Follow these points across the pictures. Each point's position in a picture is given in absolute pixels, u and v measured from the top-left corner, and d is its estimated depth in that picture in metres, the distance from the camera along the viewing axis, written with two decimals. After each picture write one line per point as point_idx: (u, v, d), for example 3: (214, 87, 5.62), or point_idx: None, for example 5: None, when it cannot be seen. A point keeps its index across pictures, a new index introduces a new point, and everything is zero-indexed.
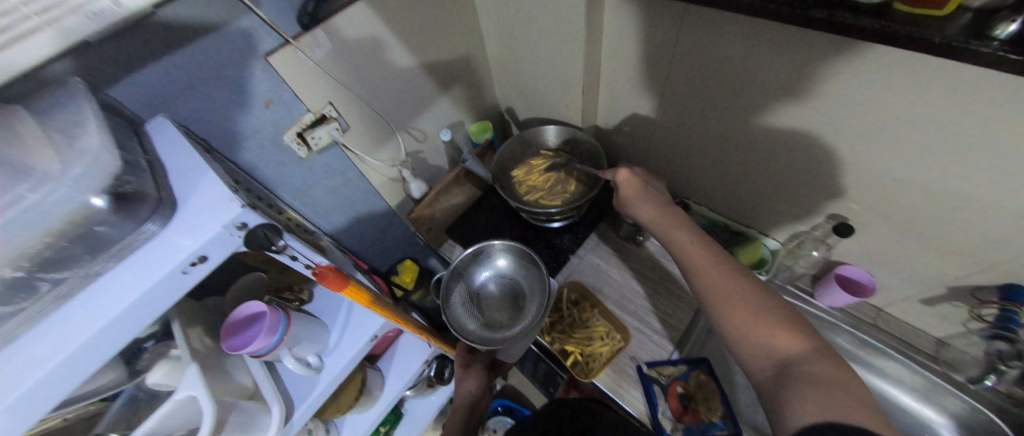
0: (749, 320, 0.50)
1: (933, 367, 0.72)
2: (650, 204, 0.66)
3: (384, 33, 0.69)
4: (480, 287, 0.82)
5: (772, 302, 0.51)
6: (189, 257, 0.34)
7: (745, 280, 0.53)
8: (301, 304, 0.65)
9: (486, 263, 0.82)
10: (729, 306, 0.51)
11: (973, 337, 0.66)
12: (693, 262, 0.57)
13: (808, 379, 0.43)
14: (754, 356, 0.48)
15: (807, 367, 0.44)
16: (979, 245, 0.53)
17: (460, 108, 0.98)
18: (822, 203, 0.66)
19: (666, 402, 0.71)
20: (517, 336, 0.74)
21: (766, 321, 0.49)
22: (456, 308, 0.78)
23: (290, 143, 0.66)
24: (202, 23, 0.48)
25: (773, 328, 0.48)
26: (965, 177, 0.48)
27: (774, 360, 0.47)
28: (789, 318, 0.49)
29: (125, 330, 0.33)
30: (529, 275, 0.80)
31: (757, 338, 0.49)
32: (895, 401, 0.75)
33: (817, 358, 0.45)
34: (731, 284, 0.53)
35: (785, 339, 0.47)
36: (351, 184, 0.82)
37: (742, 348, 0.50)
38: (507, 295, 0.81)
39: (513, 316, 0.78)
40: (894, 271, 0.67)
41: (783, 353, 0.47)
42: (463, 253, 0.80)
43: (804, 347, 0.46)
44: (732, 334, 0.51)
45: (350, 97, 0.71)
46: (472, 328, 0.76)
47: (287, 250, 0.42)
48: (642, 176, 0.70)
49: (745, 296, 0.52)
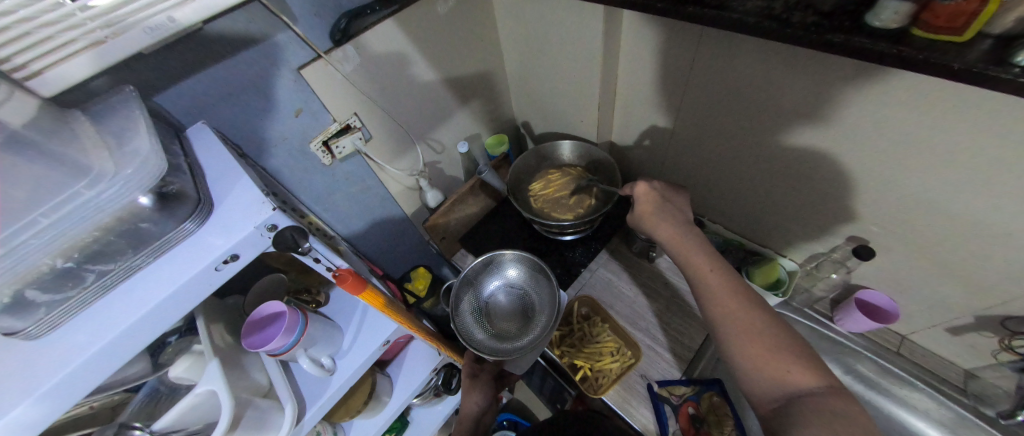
0: (760, 350, 0.49)
1: (959, 399, 0.69)
2: (668, 224, 0.65)
3: (409, 49, 0.72)
4: (490, 297, 0.82)
5: (784, 335, 0.50)
6: (221, 255, 0.36)
7: (758, 309, 0.52)
8: (318, 306, 0.67)
9: (497, 272, 0.83)
10: (740, 334, 0.51)
11: (1004, 369, 0.63)
12: (708, 287, 0.57)
13: (814, 412, 0.42)
14: (761, 387, 0.48)
15: (814, 401, 0.43)
16: (1008, 273, 0.52)
17: (478, 120, 1.01)
18: (841, 225, 0.65)
19: (677, 423, 0.69)
20: (524, 347, 0.74)
21: (778, 354, 0.48)
22: (465, 317, 0.78)
23: (316, 151, 0.69)
24: (244, 37, 0.52)
25: (783, 359, 0.48)
26: (991, 201, 0.46)
27: (783, 393, 0.46)
28: (802, 353, 0.48)
29: (161, 322, 0.35)
30: (539, 286, 0.81)
31: (768, 371, 0.48)
32: (921, 434, 0.70)
33: (829, 395, 0.44)
34: (744, 313, 0.52)
35: (796, 373, 0.46)
36: (371, 191, 0.85)
37: (749, 378, 0.49)
38: (518, 307, 0.81)
39: (522, 328, 0.78)
40: (918, 297, 0.65)
41: (792, 387, 0.46)
42: (474, 262, 0.81)
43: (814, 383, 0.45)
44: (741, 362, 0.50)
45: (374, 108, 0.74)
46: (480, 337, 0.76)
47: (311, 252, 0.44)
48: (664, 192, 0.69)
49: (757, 326, 0.51)
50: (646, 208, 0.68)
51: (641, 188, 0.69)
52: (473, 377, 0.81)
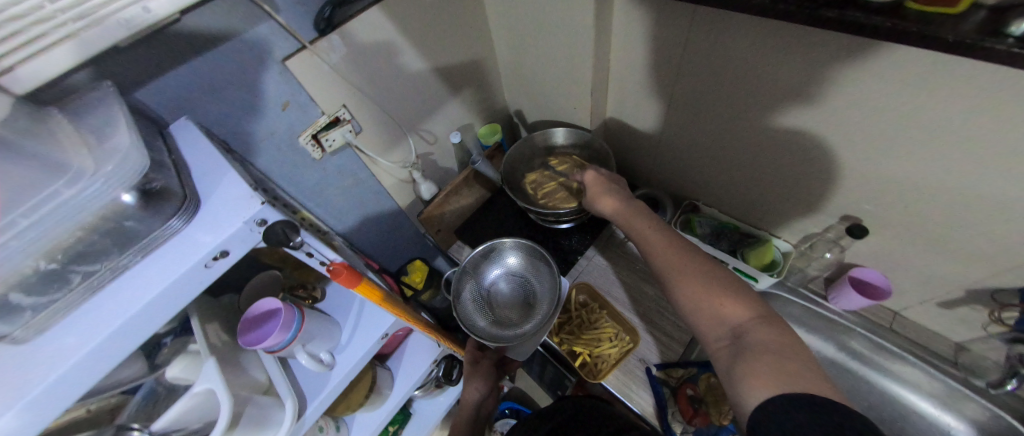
0: (704, 298, 0.49)
1: (952, 373, 0.69)
2: (615, 198, 0.67)
3: (397, 37, 0.70)
4: (491, 285, 0.82)
5: (725, 282, 0.50)
6: (212, 251, 0.35)
7: (701, 263, 0.53)
8: (313, 302, 0.66)
9: (497, 261, 0.83)
10: (685, 287, 0.51)
11: (994, 341, 0.64)
12: (650, 247, 0.58)
13: (757, 350, 0.42)
14: (711, 333, 0.47)
15: (757, 339, 0.44)
16: (997, 246, 0.52)
17: (470, 109, 0.99)
18: (835, 205, 0.65)
19: (676, 404, 0.72)
20: (527, 334, 0.74)
21: (721, 300, 0.48)
22: (467, 305, 0.78)
23: (305, 145, 0.68)
24: (225, 29, 0.50)
25: (720, 298, 0.49)
26: (983, 177, 0.46)
27: (731, 336, 0.46)
28: (741, 292, 0.49)
29: (150, 322, 0.34)
30: (540, 273, 0.80)
31: (714, 317, 0.48)
32: (911, 406, 0.71)
33: (769, 328, 0.44)
34: (687, 267, 0.53)
35: (739, 315, 0.47)
36: (363, 184, 0.84)
37: (699, 328, 0.49)
38: (519, 294, 0.81)
39: (522, 314, 0.79)
40: (910, 274, 0.66)
41: (738, 328, 0.46)
42: (475, 250, 0.80)
43: (754, 318, 0.46)
44: (692, 315, 0.50)
45: (363, 100, 0.72)
46: (483, 325, 0.77)
47: (304, 247, 0.43)
48: (609, 176, 0.72)
49: (700, 276, 0.51)
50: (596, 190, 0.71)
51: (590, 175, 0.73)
52: (476, 364, 0.82)
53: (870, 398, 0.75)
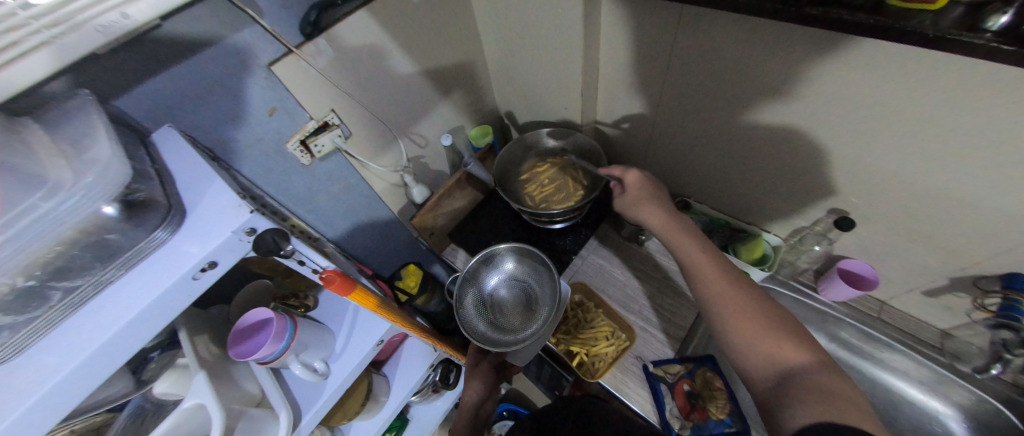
0: (753, 328, 0.51)
1: (937, 358, 0.70)
2: (659, 211, 0.67)
3: (384, 40, 0.69)
4: (493, 292, 0.82)
5: (774, 314, 0.52)
6: (199, 263, 0.34)
7: (748, 293, 0.54)
8: (305, 310, 0.64)
9: (498, 267, 0.83)
10: (734, 315, 0.53)
11: (977, 327, 0.66)
12: (702, 273, 0.58)
13: (805, 387, 0.43)
14: (757, 365, 0.49)
15: (805, 376, 0.45)
16: (977, 235, 0.54)
17: (460, 112, 0.99)
18: (822, 198, 0.66)
19: (673, 400, 0.72)
20: (527, 338, 0.73)
21: (770, 332, 0.50)
22: (468, 311, 0.78)
23: (294, 151, 0.67)
24: (206, 35, 0.49)
25: (769, 331, 0.50)
26: (963, 167, 0.48)
27: (777, 370, 0.47)
28: (794, 333, 0.50)
29: (136, 336, 0.33)
30: (541, 278, 0.80)
31: (761, 348, 0.49)
32: (901, 394, 0.73)
33: (821, 372, 0.45)
34: (735, 295, 0.54)
35: (788, 350, 0.48)
36: (354, 190, 0.83)
37: (743, 357, 0.50)
38: (520, 299, 0.81)
39: (523, 318, 0.78)
40: (896, 264, 0.68)
41: (786, 363, 0.47)
42: (476, 256, 0.81)
43: (806, 360, 0.47)
44: (737, 343, 0.51)
45: (352, 104, 0.71)
46: (483, 328, 0.77)
47: (295, 255, 0.42)
48: (653, 181, 0.71)
49: (748, 307, 0.53)
50: (634, 196, 0.70)
51: (631, 176, 0.72)
52: (475, 366, 0.83)
53: (861, 387, 0.77)
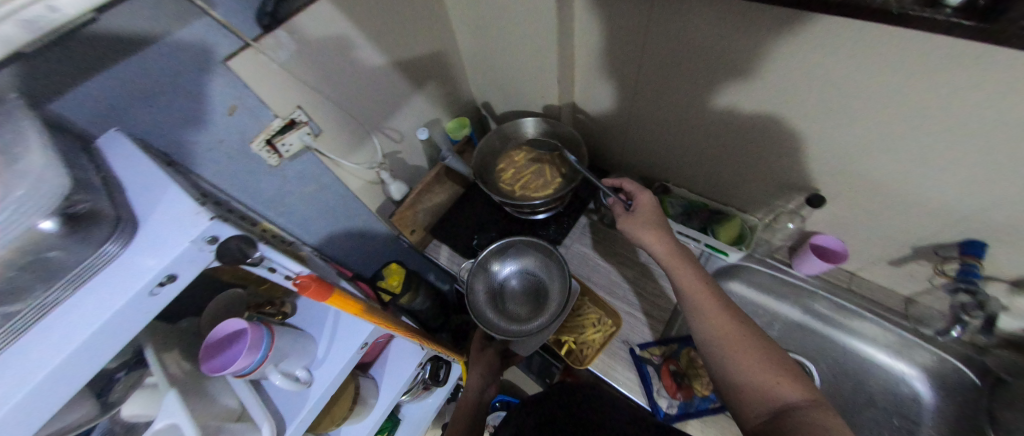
0: (752, 363, 0.51)
1: (902, 324, 0.74)
2: (661, 236, 0.65)
3: (350, 31, 0.66)
4: (503, 281, 0.81)
5: (771, 350, 0.52)
6: (156, 277, 0.32)
7: (746, 327, 0.54)
8: (284, 318, 0.62)
9: (512, 257, 0.82)
10: (732, 350, 0.53)
11: (938, 292, 0.70)
12: (698, 302, 0.58)
13: (801, 426, 0.43)
14: (753, 403, 0.49)
15: (800, 413, 0.45)
16: (938, 205, 0.57)
17: (435, 104, 0.96)
18: (794, 177, 0.68)
19: (660, 380, 0.73)
20: (533, 331, 0.73)
21: (768, 367, 0.50)
22: (478, 297, 0.78)
23: (260, 151, 0.63)
24: (150, 29, 0.45)
25: (767, 366, 0.50)
26: (926, 141, 0.50)
27: (773, 407, 0.47)
28: (788, 367, 0.50)
29: (93, 357, 0.31)
30: (552, 271, 0.79)
31: (760, 385, 0.49)
32: (869, 358, 0.77)
33: (814, 409, 0.45)
34: (733, 328, 0.54)
35: (784, 385, 0.48)
36: (328, 190, 0.80)
37: (741, 393, 0.51)
38: (530, 291, 0.80)
39: (531, 311, 0.78)
40: (863, 236, 0.71)
41: (782, 400, 0.47)
42: (492, 245, 0.80)
43: (800, 396, 0.47)
44: (735, 378, 0.52)
45: (319, 99, 0.68)
46: (491, 316, 0.76)
47: (265, 262, 0.40)
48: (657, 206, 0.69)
49: (746, 341, 0.53)
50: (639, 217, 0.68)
51: (642, 197, 0.69)
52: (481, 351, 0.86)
53: (834, 355, 0.80)
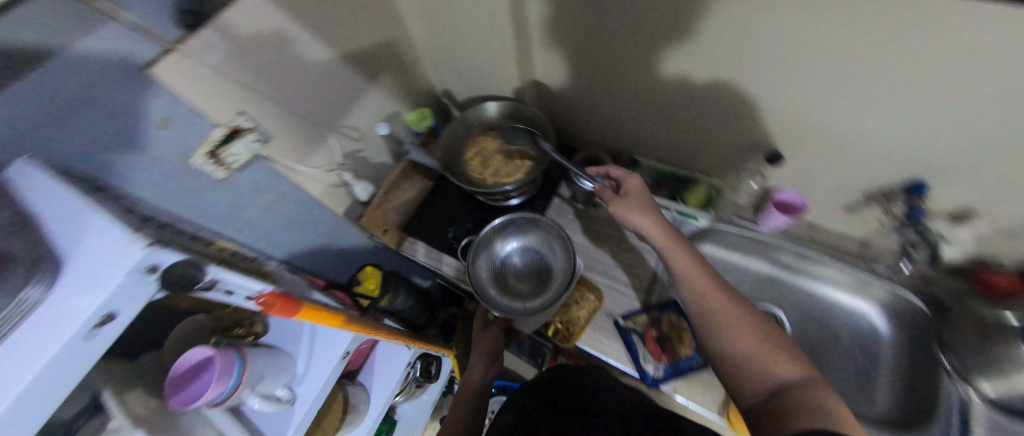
0: (749, 342, 0.50)
1: (858, 265, 0.78)
2: (653, 218, 0.63)
3: (285, 24, 0.61)
4: (506, 259, 0.80)
5: (766, 330, 0.51)
6: (93, 317, 0.29)
7: (743, 308, 0.53)
8: (256, 338, 0.58)
9: (515, 234, 0.80)
10: (729, 329, 0.52)
11: (887, 232, 0.75)
12: (692, 283, 0.57)
13: (797, 402, 0.42)
14: (747, 380, 0.48)
15: (796, 389, 0.44)
16: (888, 151, 0.59)
17: (392, 96, 0.92)
18: (755, 137, 0.70)
19: (645, 347, 0.76)
20: (534, 309, 0.73)
21: (765, 347, 0.49)
22: (480, 275, 0.77)
23: (202, 165, 0.58)
24: (46, 40, 0.40)
25: (764, 346, 0.49)
26: (871, 90, 0.51)
27: (769, 385, 0.46)
28: (785, 348, 0.49)
29: (34, 412, 0.28)
30: (556, 249, 0.78)
31: (755, 364, 0.48)
32: (832, 302, 0.82)
33: (815, 387, 0.44)
34: (729, 308, 0.53)
35: (780, 364, 0.47)
36: (286, 198, 0.75)
37: (735, 371, 0.49)
38: (533, 268, 0.79)
39: (534, 286, 0.78)
40: (818, 187, 0.74)
41: (777, 378, 0.46)
42: (493, 222, 0.78)
43: (796, 374, 0.46)
44: (729, 357, 0.50)
45: (262, 102, 0.63)
46: (493, 294, 0.76)
47: (219, 285, 0.38)
48: (648, 191, 0.67)
49: (743, 322, 0.52)
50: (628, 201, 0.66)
51: (632, 180, 0.69)
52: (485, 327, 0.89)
53: (800, 301, 0.85)
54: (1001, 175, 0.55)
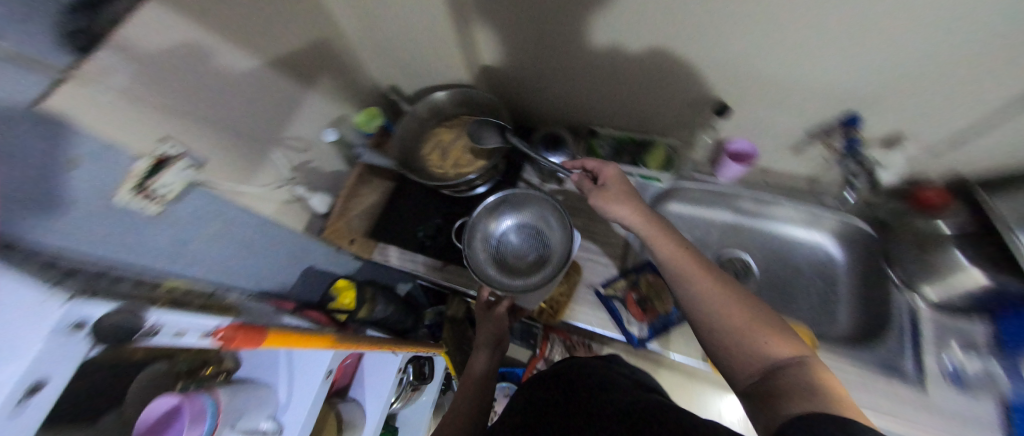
0: (741, 324, 0.48)
1: (809, 200, 0.84)
2: (634, 209, 0.63)
3: (199, 34, 0.55)
4: (503, 237, 0.76)
5: (759, 308, 0.49)
6: (21, 385, 0.28)
7: (734, 288, 0.51)
8: (229, 374, 0.55)
9: (511, 210, 0.76)
10: (720, 313, 0.50)
11: (830, 166, 0.80)
12: (679, 269, 0.55)
13: (791, 386, 0.41)
14: (741, 363, 0.47)
15: (790, 370, 0.43)
16: (824, 88, 0.63)
17: (334, 99, 0.87)
18: (701, 92, 0.72)
19: (628, 310, 0.78)
20: (535, 286, 0.70)
21: (758, 327, 0.47)
22: (478, 255, 0.73)
23: (131, 202, 0.52)
24: None
25: (757, 326, 0.47)
26: (801, 27, 0.54)
27: (763, 367, 0.45)
28: (778, 325, 0.48)
29: None
30: (555, 224, 0.74)
31: (748, 345, 0.47)
32: (791, 238, 0.87)
33: (809, 366, 0.43)
34: (719, 289, 0.51)
35: (774, 343, 0.46)
36: (236, 222, 0.71)
37: (729, 354, 0.48)
38: (532, 245, 0.76)
39: (535, 262, 0.74)
40: (765, 133, 0.78)
41: (772, 359, 0.45)
42: (486, 201, 0.74)
43: (790, 354, 0.45)
44: (721, 343, 0.49)
45: (189, 123, 0.57)
46: (493, 274, 0.72)
47: (164, 329, 0.37)
48: (626, 181, 0.67)
49: (734, 303, 0.50)
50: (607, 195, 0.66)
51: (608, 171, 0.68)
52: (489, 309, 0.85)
53: (763, 242, 0.90)
54: (921, 97, 0.59)
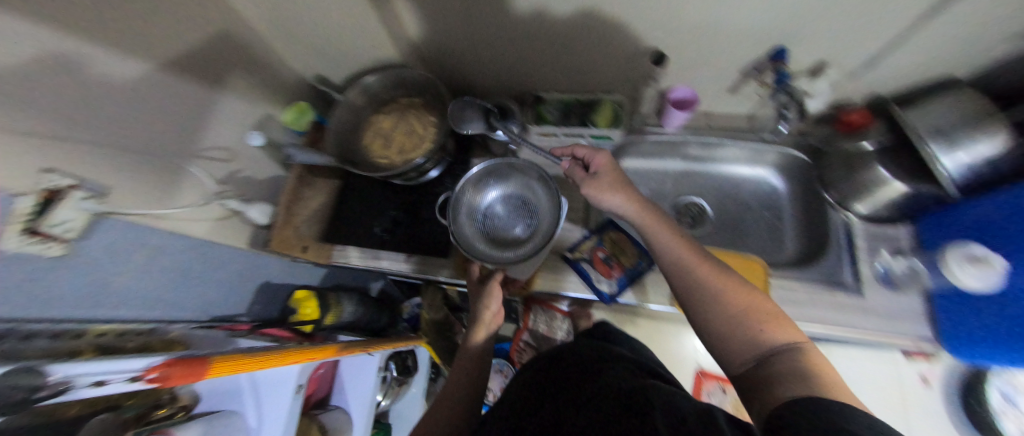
0: (736, 310, 0.47)
1: (751, 138, 0.87)
2: (628, 196, 0.61)
3: (61, 42, 0.47)
4: (489, 210, 0.73)
5: (754, 295, 0.48)
6: None
7: (732, 274, 0.51)
8: (189, 410, 0.52)
9: (497, 181, 0.73)
10: (716, 299, 0.49)
11: (765, 101, 0.83)
12: (676, 257, 0.54)
13: (784, 372, 0.40)
14: (734, 349, 0.46)
15: (785, 356, 0.41)
16: (750, 26, 0.63)
17: (252, 98, 0.79)
18: (637, 43, 0.71)
19: (595, 269, 0.80)
20: (525, 255, 0.67)
21: (754, 313, 0.46)
22: (466, 229, 0.70)
23: (23, 248, 0.46)
24: None
25: (752, 312, 0.47)
26: None
27: (757, 354, 0.44)
28: (776, 310, 0.47)
29: None
30: (541, 192, 0.71)
31: (743, 332, 0.46)
32: (738, 175, 0.94)
33: (803, 352, 0.42)
34: (716, 275, 0.50)
35: (769, 329, 0.45)
36: (163, 250, 0.64)
37: (724, 340, 0.47)
38: (519, 215, 0.73)
39: (523, 233, 0.71)
40: (702, 77, 0.79)
41: (765, 345, 0.44)
42: (469, 172, 0.71)
43: (785, 341, 0.43)
44: (717, 329, 0.48)
45: (74, 149, 0.50)
46: (482, 248, 0.69)
47: (78, 382, 0.38)
48: (619, 168, 0.65)
49: (731, 289, 0.49)
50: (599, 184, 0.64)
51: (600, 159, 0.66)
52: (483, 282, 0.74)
53: (713, 184, 0.94)
54: (838, 24, 0.62)
